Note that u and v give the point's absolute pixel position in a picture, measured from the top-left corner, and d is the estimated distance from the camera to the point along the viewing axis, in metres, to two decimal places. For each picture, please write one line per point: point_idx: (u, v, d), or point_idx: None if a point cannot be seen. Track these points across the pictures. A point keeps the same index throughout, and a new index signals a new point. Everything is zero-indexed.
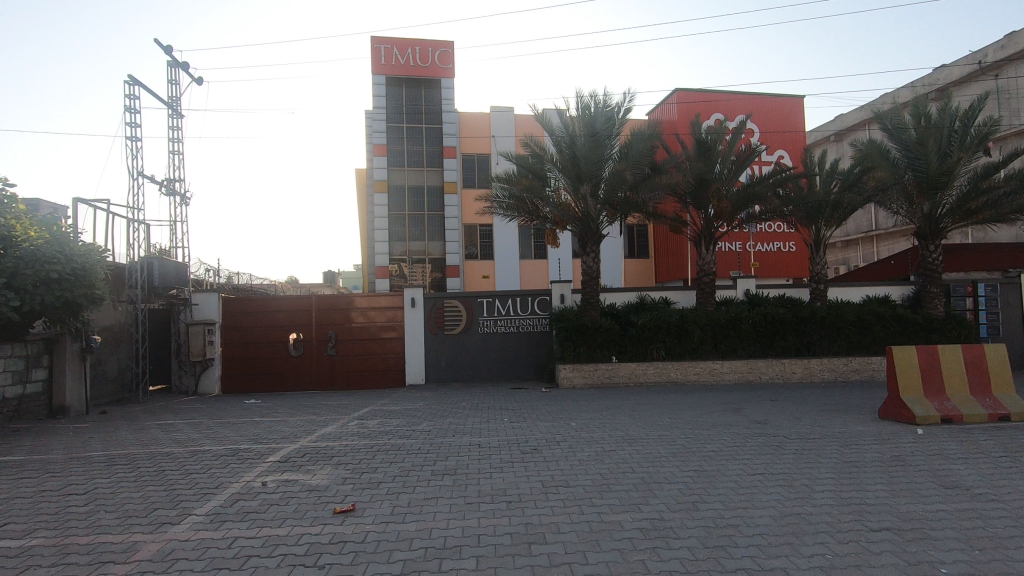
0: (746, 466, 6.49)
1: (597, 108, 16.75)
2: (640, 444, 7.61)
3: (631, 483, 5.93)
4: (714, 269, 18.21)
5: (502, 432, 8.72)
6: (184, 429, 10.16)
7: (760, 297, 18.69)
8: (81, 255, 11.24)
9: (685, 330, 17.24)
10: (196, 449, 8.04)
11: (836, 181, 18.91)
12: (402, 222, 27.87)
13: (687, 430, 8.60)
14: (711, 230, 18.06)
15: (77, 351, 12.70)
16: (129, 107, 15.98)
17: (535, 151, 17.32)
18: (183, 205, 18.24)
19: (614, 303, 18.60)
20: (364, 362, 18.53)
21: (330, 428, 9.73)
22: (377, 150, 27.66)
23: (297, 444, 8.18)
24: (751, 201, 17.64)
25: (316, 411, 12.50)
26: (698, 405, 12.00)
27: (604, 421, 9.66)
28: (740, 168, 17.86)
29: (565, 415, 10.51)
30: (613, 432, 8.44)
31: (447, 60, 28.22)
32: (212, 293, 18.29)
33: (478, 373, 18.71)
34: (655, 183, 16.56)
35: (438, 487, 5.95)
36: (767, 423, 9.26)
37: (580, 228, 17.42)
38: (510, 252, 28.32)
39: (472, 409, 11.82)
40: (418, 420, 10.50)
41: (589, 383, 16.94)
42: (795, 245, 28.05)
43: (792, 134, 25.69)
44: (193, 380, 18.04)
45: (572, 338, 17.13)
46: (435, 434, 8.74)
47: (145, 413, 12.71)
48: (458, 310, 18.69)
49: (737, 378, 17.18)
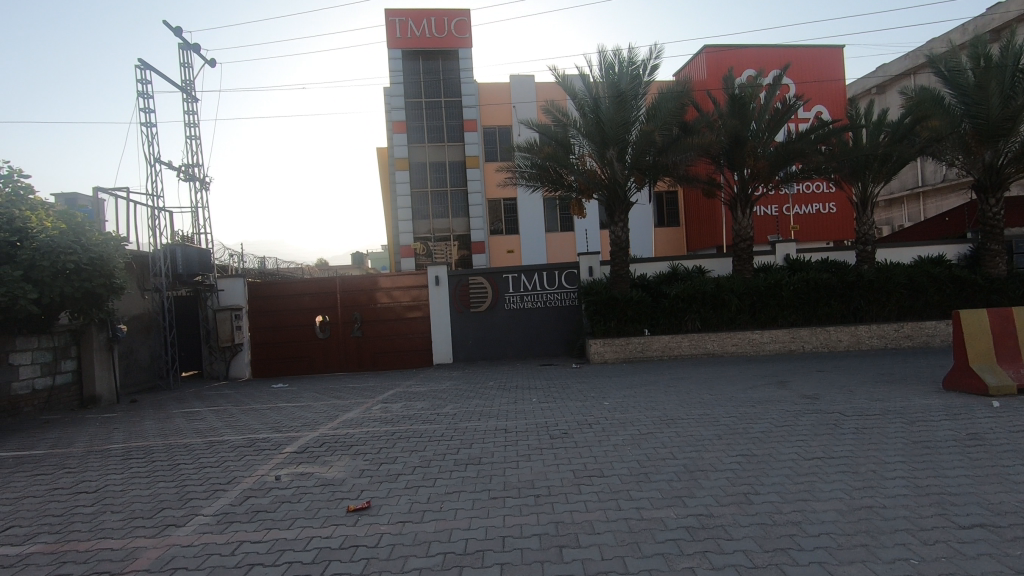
0: (801, 449, 5.84)
1: (622, 67, 15.70)
2: (680, 425, 7.02)
3: (672, 472, 5.36)
4: (751, 234, 17.18)
5: (531, 414, 8.22)
6: (208, 417, 10.00)
7: (801, 262, 17.61)
8: (99, 245, 11.10)
9: (722, 300, 16.41)
10: (215, 439, 7.80)
11: (884, 134, 17.52)
12: (424, 200, 27.36)
13: (730, 408, 7.97)
14: (747, 193, 16.98)
15: (105, 341, 12.65)
16: (141, 93, 15.74)
17: (558, 117, 16.46)
18: (203, 190, 18.03)
19: (645, 274, 17.84)
20: (391, 343, 18.28)
21: (352, 413, 9.41)
22: (395, 126, 27.03)
23: (317, 433, 7.85)
24: (792, 158, 16.42)
25: (342, 394, 12.26)
26: (740, 379, 11.28)
27: (639, 399, 9.07)
28: (778, 125, 16.62)
29: (598, 393, 9.96)
30: (649, 412, 7.85)
31: (464, 30, 27.19)
32: (237, 278, 18.20)
33: (506, 351, 18.29)
34: (686, 144, 15.53)
35: (460, 480, 5.49)
36: (818, 397, 8.51)
37: (607, 196, 16.57)
38: (535, 226, 27.60)
39: (499, 390, 11.37)
40: (444, 402, 10.09)
41: (621, 358, 16.34)
42: (836, 206, 26.54)
43: (834, 88, 23.98)
44: (224, 365, 18.11)
45: (602, 312, 16.51)
46: (460, 418, 8.31)
47: (174, 402, 12.68)
48: (483, 287, 18.20)
49: (778, 348, 16.30)
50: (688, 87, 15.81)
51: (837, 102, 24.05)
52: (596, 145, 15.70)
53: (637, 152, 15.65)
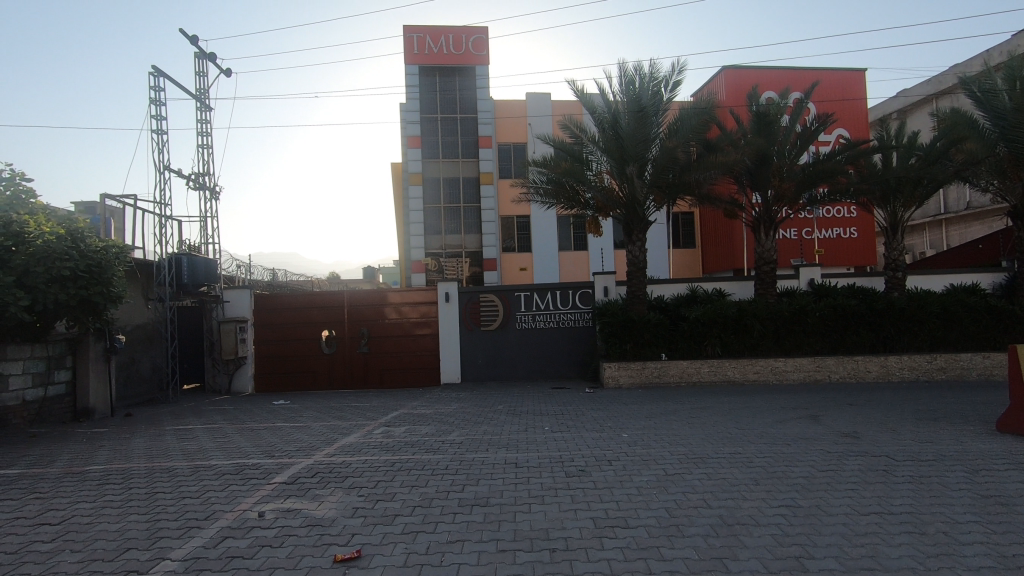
0: (853, 502, 5.12)
1: (644, 82, 15.26)
2: (710, 465, 6.31)
3: (707, 525, 4.67)
4: (775, 257, 16.49)
5: (544, 446, 7.55)
6: (200, 436, 9.44)
7: (827, 287, 16.84)
8: (100, 252, 10.73)
9: (743, 325, 15.68)
10: (202, 463, 7.22)
11: (915, 157, 16.81)
12: (437, 215, 26.99)
13: (763, 445, 7.26)
14: (771, 215, 16.35)
15: (102, 351, 12.19)
16: (154, 99, 15.55)
17: (576, 133, 16.04)
18: (212, 200, 17.73)
19: (663, 296, 17.16)
20: (398, 360, 17.71)
21: (351, 437, 8.80)
22: (410, 141, 26.82)
23: (311, 460, 7.23)
24: (820, 179, 15.75)
25: (343, 415, 11.68)
26: (767, 411, 10.56)
27: (661, 431, 8.37)
28: (806, 144, 16.05)
29: (615, 423, 9.28)
30: (674, 448, 7.16)
31: (482, 47, 27.08)
32: (244, 290, 17.83)
33: (516, 372, 17.63)
34: (710, 162, 14.95)
35: (465, 525, 4.82)
36: (859, 436, 7.76)
37: (625, 214, 16.00)
38: (548, 243, 27.09)
39: (509, 415, 10.74)
40: (450, 428, 9.45)
41: (637, 383, 15.60)
42: (858, 231, 25.87)
43: (857, 113, 23.39)
44: (227, 378, 17.63)
45: (618, 334, 15.83)
46: (467, 448, 7.66)
47: (169, 417, 12.17)
48: (494, 305, 17.62)
49: (803, 377, 15.49)
50: (712, 104, 15.29)
51: (858, 126, 23.31)
52: (616, 161, 15.20)
53: (658, 170, 15.09)
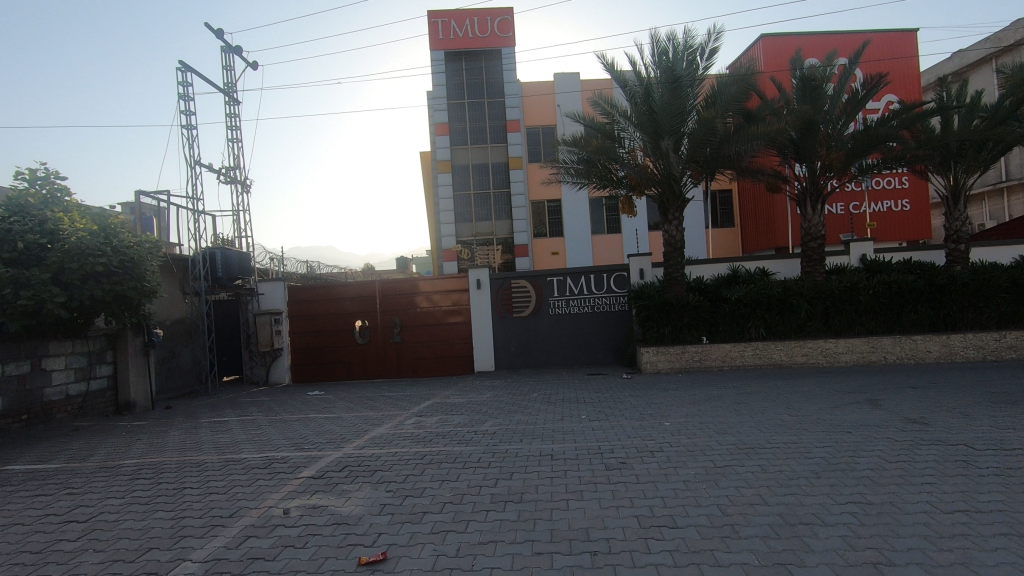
0: (934, 498, 4.53)
1: (679, 51, 14.46)
2: (764, 457, 5.78)
3: (768, 525, 4.19)
4: (823, 232, 15.52)
5: (582, 436, 7.15)
6: (234, 429, 9.41)
7: (881, 263, 15.82)
8: (132, 247, 10.81)
9: (789, 305, 14.87)
10: (232, 457, 7.12)
11: (978, 117, 15.51)
12: (467, 202, 26.67)
13: (821, 434, 6.68)
14: (818, 187, 15.40)
15: (140, 345, 12.40)
16: (183, 94, 15.60)
17: (606, 109, 15.40)
18: (244, 193, 17.81)
19: (702, 277, 16.44)
20: (431, 348, 17.55)
21: (383, 428, 8.60)
22: (438, 128, 26.48)
23: (340, 453, 7.02)
24: (873, 146, 14.66)
25: (376, 405, 11.54)
26: (819, 396, 9.88)
27: (706, 419, 7.85)
28: (856, 110, 14.97)
29: (657, 410, 8.79)
30: (721, 437, 6.65)
31: (508, 29, 26.42)
32: (277, 282, 17.93)
33: (551, 359, 17.25)
34: (751, 132, 14.06)
35: (497, 524, 4.47)
36: (928, 422, 7.10)
37: (661, 192, 15.29)
38: (580, 227, 26.47)
39: (544, 403, 10.38)
40: (483, 417, 9.16)
41: (676, 368, 15.00)
42: (910, 203, 24.36)
43: (908, 76, 21.86)
44: (264, 370, 17.83)
45: (655, 318, 15.23)
46: (501, 438, 7.34)
47: (207, 409, 12.30)
48: (526, 291, 17.23)
49: (855, 359, 14.60)
50: (753, 71, 14.37)
51: (909, 91, 21.87)
52: (650, 135, 14.49)
53: (695, 143, 14.31)
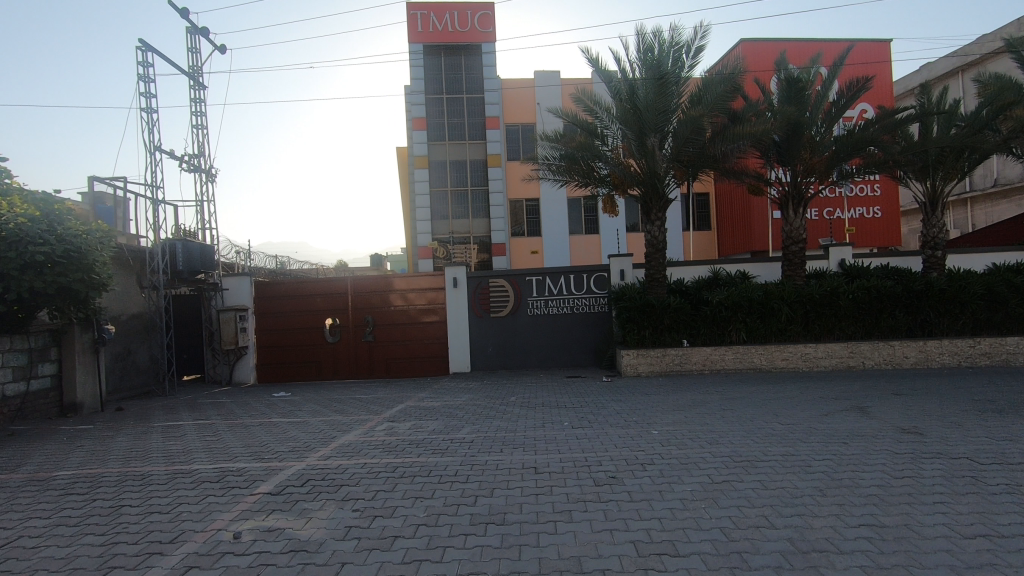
0: (951, 520, 4.20)
1: (664, 48, 14.17)
2: (763, 472, 5.40)
3: (780, 553, 3.78)
4: (805, 236, 15.42)
5: (566, 446, 6.68)
6: (188, 435, 8.68)
7: (859, 268, 15.84)
8: (80, 235, 9.92)
9: (770, 309, 14.72)
10: (182, 467, 6.45)
11: (957, 125, 15.61)
12: (444, 199, 26.03)
13: (817, 445, 6.37)
14: (800, 191, 15.30)
15: (89, 342, 11.50)
16: (143, 76, 14.66)
17: (589, 105, 15.07)
18: (208, 183, 16.90)
19: (683, 279, 16.21)
20: (404, 348, 16.91)
21: (351, 435, 7.99)
22: (415, 123, 25.79)
23: (302, 464, 6.40)
24: (855, 150, 14.59)
25: (345, 408, 10.90)
26: (805, 403, 9.64)
27: (695, 427, 7.48)
28: (839, 114, 14.91)
29: (642, 417, 8.41)
30: (715, 448, 6.27)
31: (489, 24, 25.91)
32: (244, 276, 17.05)
33: (529, 360, 16.81)
34: (736, 133, 13.84)
35: (478, 552, 3.96)
36: (923, 433, 6.85)
37: (643, 192, 14.98)
38: (559, 227, 26.12)
39: (524, 408, 9.92)
40: (459, 424, 8.62)
41: (657, 371, 14.70)
42: (881, 210, 24.68)
43: (881, 86, 22.16)
44: (228, 369, 16.92)
45: (636, 320, 14.92)
46: (479, 448, 6.82)
47: (162, 411, 11.47)
48: (504, 290, 16.74)
49: (834, 364, 14.54)
50: (739, 70, 14.15)
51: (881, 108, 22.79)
52: (634, 133, 14.15)
53: (680, 142, 14.02)
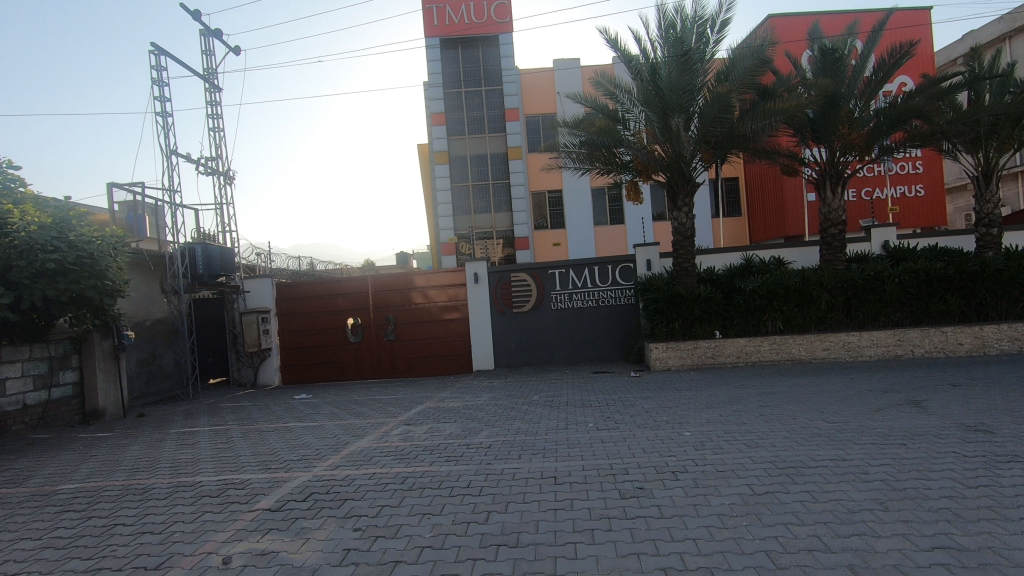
0: None
1: (687, 23, 13.37)
2: (812, 481, 4.77)
3: None
4: (844, 218, 14.46)
5: (589, 452, 6.15)
6: (202, 442, 8.46)
7: (905, 250, 14.81)
8: (93, 242, 9.83)
9: (809, 296, 13.86)
10: (188, 480, 6.17)
11: (1013, 90, 14.38)
12: (465, 194, 25.62)
13: (871, 447, 5.69)
14: (838, 169, 14.36)
15: (109, 349, 11.48)
16: (157, 80, 14.59)
17: (609, 89, 14.44)
18: (227, 186, 16.83)
19: (713, 268, 15.44)
20: (426, 346, 16.59)
21: (364, 441, 7.62)
22: (433, 119, 25.42)
23: (308, 475, 6.03)
24: (899, 122, 13.57)
25: (363, 410, 10.59)
26: (852, 397, 8.89)
27: (732, 428, 6.85)
28: (880, 84, 13.89)
29: (674, 417, 7.81)
30: (755, 453, 5.66)
31: (505, 13, 25.29)
32: (265, 278, 16.97)
33: (554, 356, 16.30)
34: (768, 109, 12.98)
35: None
36: (992, 431, 6.12)
37: (669, 176, 14.26)
38: (583, 218, 25.47)
39: (547, 408, 9.43)
40: (478, 427, 8.18)
41: (688, 365, 14.02)
42: (925, 188, 23.28)
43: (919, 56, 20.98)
44: (252, 372, 16.88)
45: (664, 311, 14.24)
46: (496, 454, 6.35)
47: (183, 417, 11.37)
48: (527, 285, 16.24)
49: (880, 353, 13.61)
50: (769, 43, 13.26)
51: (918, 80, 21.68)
52: (658, 115, 13.43)
53: (706, 123, 13.26)
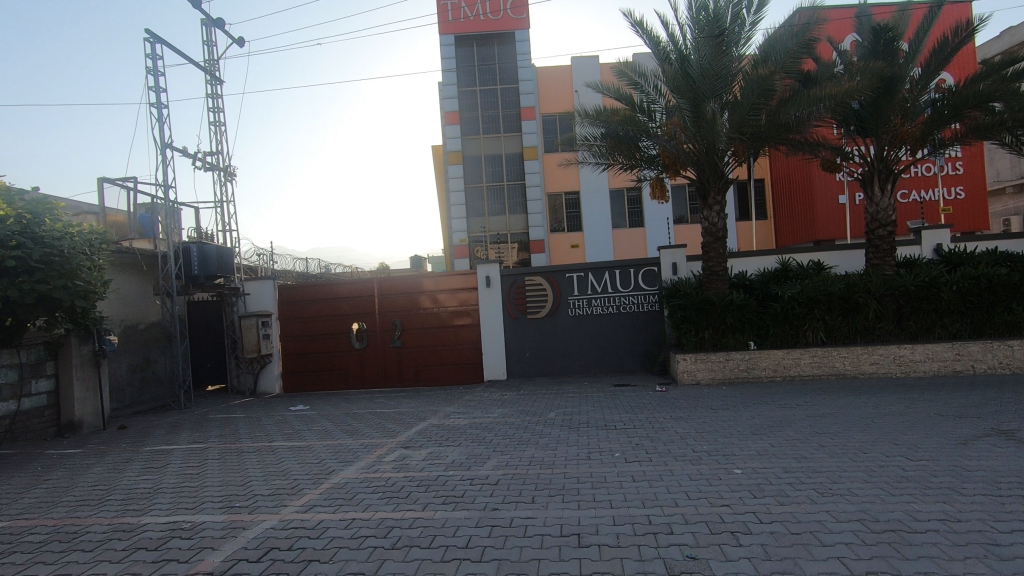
0: None
1: (721, 3, 12.11)
2: (927, 556, 3.54)
3: None
4: (895, 218, 13.08)
5: (620, 497, 4.96)
6: (172, 465, 7.43)
7: (963, 254, 13.41)
8: (65, 238, 8.95)
9: (855, 304, 12.54)
10: (130, 521, 5.11)
11: None
12: (479, 195, 24.56)
13: (988, 501, 4.41)
14: (888, 165, 12.99)
15: (89, 355, 10.58)
16: (152, 69, 13.77)
17: (632, 79, 13.33)
18: (226, 183, 15.96)
19: (746, 272, 14.13)
20: (434, 354, 15.51)
21: (351, 470, 6.53)
22: (447, 117, 24.41)
23: (275, 518, 4.94)
24: (959, 113, 12.25)
25: (360, 427, 9.52)
26: (922, 423, 7.61)
27: (792, 466, 5.62)
28: (937, 70, 12.53)
29: (717, 447, 6.59)
30: (835, 506, 4.43)
31: (522, 10, 24.25)
32: (266, 280, 16.02)
33: (571, 366, 15.12)
34: (814, 96, 11.69)
35: None
36: None
37: (699, 172, 13.02)
38: (601, 220, 24.26)
39: (565, 429, 8.25)
40: (485, 453, 7.02)
41: (719, 379, 12.71)
42: (964, 190, 21.71)
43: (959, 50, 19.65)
44: (252, 379, 15.94)
45: (692, 319, 13.01)
46: (504, 496, 5.17)
47: (165, 430, 10.39)
48: (542, 289, 15.08)
49: (935, 369, 12.22)
50: (815, 22, 11.99)
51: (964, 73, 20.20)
52: (688, 103, 12.22)
53: (743, 111, 12.03)
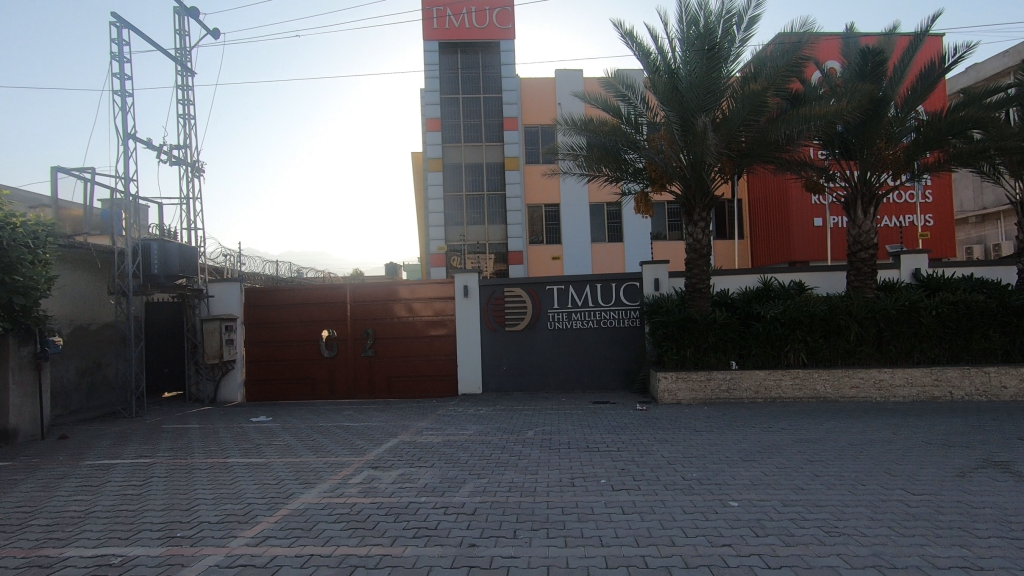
0: None
1: (712, 18, 11.99)
2: None
3: None
4: (877, 241, 13.05)
5: (610, 533, 4.50)
6: (113, 483, 6.72)
7: (941, 279, 13.47)
8: (6, 228, 8.22)
9: (836, 326, 12.41)
10: (51, 553, 4.45)
11: None
12: (458, 204, 24.11)
13: (1006, 545, 4.09)
14: (871, 188, 13.01)
15: (28, 358, 9.71)
16: (116, 55, 12.99)
17: (621, 91, 13.12)
18: (193, 179, 15.16)
19: (728, 291, 13.94)
20: (407, 365, 14.89)
21: (313, 493, 5.94)
22: (428, 124, 23.95)
23: (221, 553, 4.34)
24: (940, 140, 12.35)
25: (326, 443, 8.89)
26: (914, 451, 7.37)
27: (791, 499, 5.26)
28: (921, 97, 12.59)
29: (708, 475, 6.21)
30: (845, 549, 4.05)
31: (508, 20, 24.02)
32: (232, 282, 15.24)
33: (548, 382, 14.68)
34: (804, 115, 11.59)
35: None
36: None
37: (686, 187, 12.81)
38: (581, 233, 24.03)
39: (546, 451, 7.79)
40: (461, 476, 6.50)
41: (700, 400, 12.41)
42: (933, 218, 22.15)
43: None
44: (212, 386, 15.09)
45: (674, 337, 12.73)
46: (483, 530, 4.66)
47: (111, 442, 9.57)
48: (521, 301, 14.65)
49: (914, 394, 12.14)
50: (805, 42, 11.95)
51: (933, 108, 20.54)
52: (678, 116, 12.01)
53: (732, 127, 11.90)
